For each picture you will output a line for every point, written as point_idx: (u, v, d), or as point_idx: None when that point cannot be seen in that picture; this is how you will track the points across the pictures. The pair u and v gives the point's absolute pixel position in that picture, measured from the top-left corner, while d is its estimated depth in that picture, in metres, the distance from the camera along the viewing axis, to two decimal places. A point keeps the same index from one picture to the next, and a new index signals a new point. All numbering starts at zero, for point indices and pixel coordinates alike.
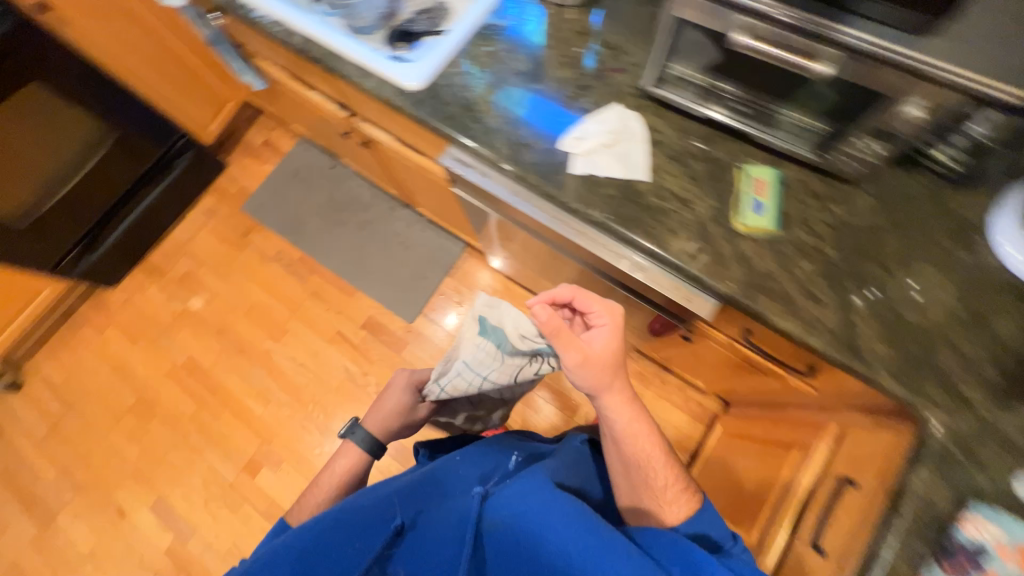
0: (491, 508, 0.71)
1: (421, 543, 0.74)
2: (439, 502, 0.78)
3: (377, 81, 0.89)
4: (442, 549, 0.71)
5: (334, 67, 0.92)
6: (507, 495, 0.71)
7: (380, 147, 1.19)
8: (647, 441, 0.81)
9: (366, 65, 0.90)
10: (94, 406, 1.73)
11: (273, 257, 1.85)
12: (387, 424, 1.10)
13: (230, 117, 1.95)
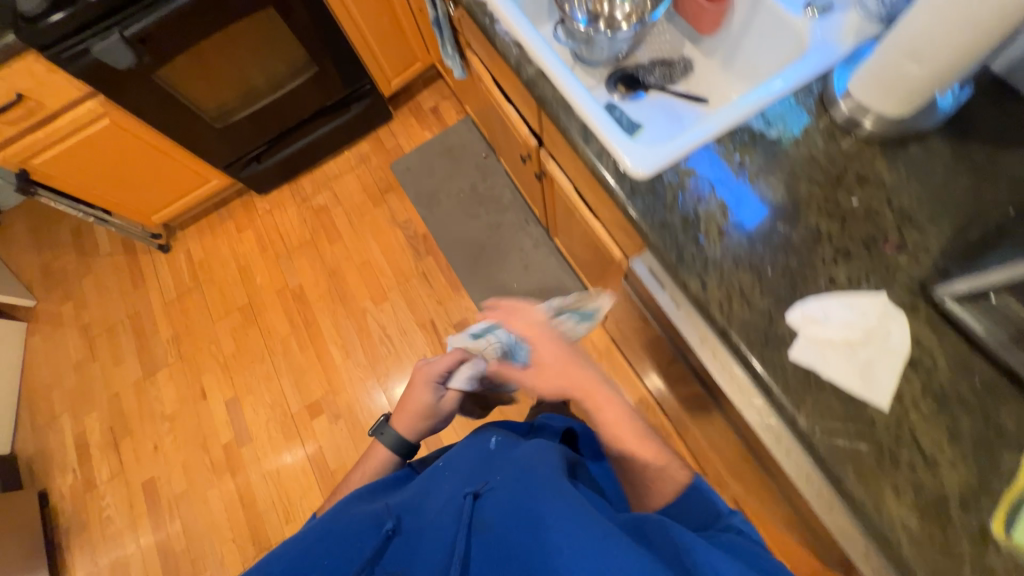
0: (480, 507, 0.65)
1: (410, 548, 0.66)
2: (427, 507, 0.72)
3: (598, 151, 0.77)
4: (429, 553, 0.62)
5: (555, 113, 0.82)
6: (498, 494, 0.66)
7: (556, 185, 1.10)
8: (627, 426, 0.80)
9: (592, 125, 0.78)
10: (214, 293, 1.92)
11: (400, 223, 1.88)
12: (411, 418, 0.97)
13: (414, 75, 1.96)
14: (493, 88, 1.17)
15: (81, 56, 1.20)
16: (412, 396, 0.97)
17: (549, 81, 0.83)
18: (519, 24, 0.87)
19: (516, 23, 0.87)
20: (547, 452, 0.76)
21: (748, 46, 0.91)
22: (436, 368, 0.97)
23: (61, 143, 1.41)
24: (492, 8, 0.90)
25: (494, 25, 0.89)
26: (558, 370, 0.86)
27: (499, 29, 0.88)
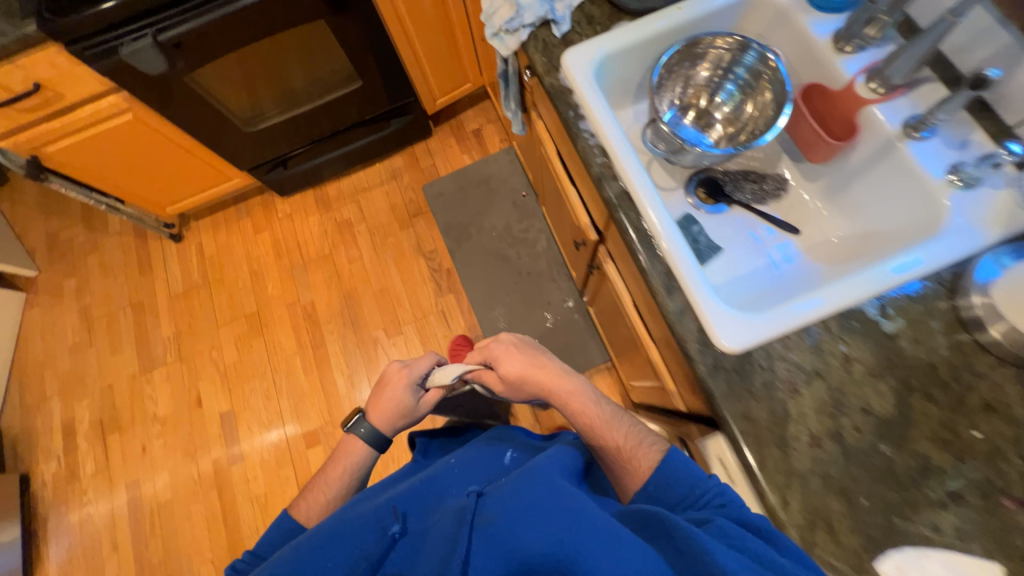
0: (484, 504, 0.57)
1: (415, 551, 0.59)
2: (434, 505, 0.66)
3: (681, 306, 0.68)
4: (431, 555, 0.55)
5: (636, 245, 0.72)
6: (500, 488, 0.58)
7: (613, 286, 1.00)
8: (595, 413, 0.77)
9: (679, 273, 0.68)
10: (222, 294, 1.83)
11: (426, 252, 1.78)
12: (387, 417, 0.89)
13: (460, 95, 1.83)
14: (557, 162, 1.06)
15: (108, 54, 1.08)
16: (388, 398, 0.90)
17: (635, 206, 0.72)
18: (610, 129, 0.76)
19: (605, 125, 0.76)
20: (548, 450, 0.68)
21: (858, 189, 0.79)
22: (419, 370, 0.92)
23: (77, 132, 1.31)
24: (579, 101, 0.78)
25: (578, 122, 0.78)
26: (525, 378, 0.85)
27: (584, 129, 0.77)
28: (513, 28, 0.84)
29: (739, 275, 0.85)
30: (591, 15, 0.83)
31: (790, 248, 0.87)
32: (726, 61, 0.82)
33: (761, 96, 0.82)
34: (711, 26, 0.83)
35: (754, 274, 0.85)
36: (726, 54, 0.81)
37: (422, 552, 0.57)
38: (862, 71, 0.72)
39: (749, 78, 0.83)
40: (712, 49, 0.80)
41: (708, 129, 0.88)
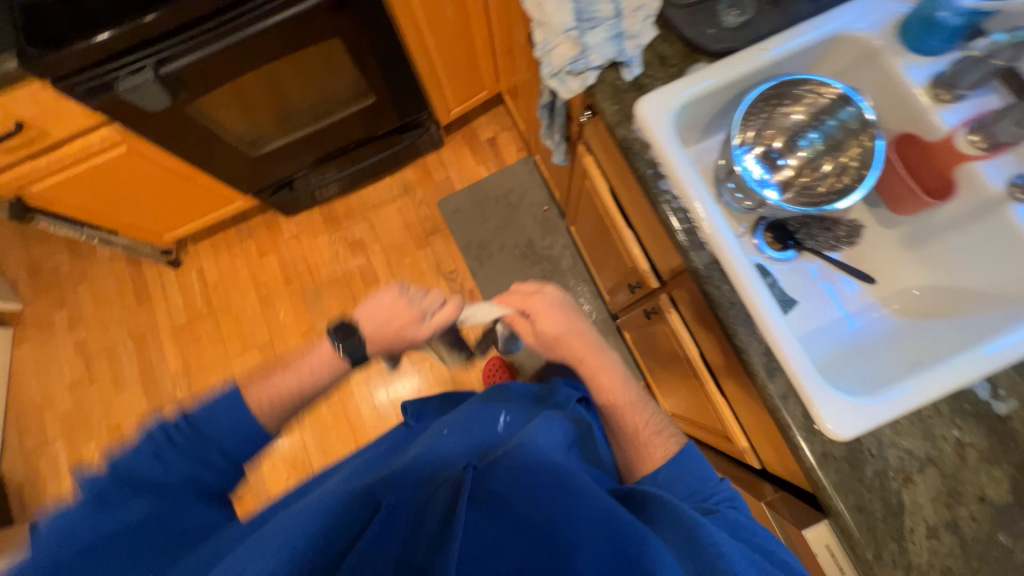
0: (485, 477, 0.54)
1: (397, 532, 0.51)
2: (423, 471, 0.61)
3: (784, 389, 0.64)
4: (420, 531, 0.50)
5: (727, 318, 0.67)
6: (499, 466, 0.55)
7: (676, 337, 0.96)
8: (618, 387, 0.84)
9: (779, 349, 0.63)
10: (230, 323, 1.74)
11: (446, 273, 1.71)
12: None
13: (474, 103, 1.72)
14: (609, 203, 1.00)
15: (100, 91, 0.96)
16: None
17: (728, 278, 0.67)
18: (694, 186, 0.69)
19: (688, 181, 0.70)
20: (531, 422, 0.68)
21: (951, 244, 0.76)
22: None
23: (65, 169, 1.18)
24: (656, 155, 0.72)
25: (658, 181, 0.72)
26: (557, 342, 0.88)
27: (664, 189, 0.72)
28: (578, 69, 0.76)
29: (816, 330, 0.81)
30: (664, 54, 0.76)
31: (866, 300, 0.83)
32: (820, 109, 0.77)
33: (844, 154, 0.77)
34: (795, 67, 0.77)
35: (831, 329, 0.81)
36: (824, 101, 0.75)
37: (417, 528, 0.50)
38: (964, 123, 0.68)
39: (834, 134, 0.78)
40: (815, 92, 0.75)
41: (776, 169, 0.81)
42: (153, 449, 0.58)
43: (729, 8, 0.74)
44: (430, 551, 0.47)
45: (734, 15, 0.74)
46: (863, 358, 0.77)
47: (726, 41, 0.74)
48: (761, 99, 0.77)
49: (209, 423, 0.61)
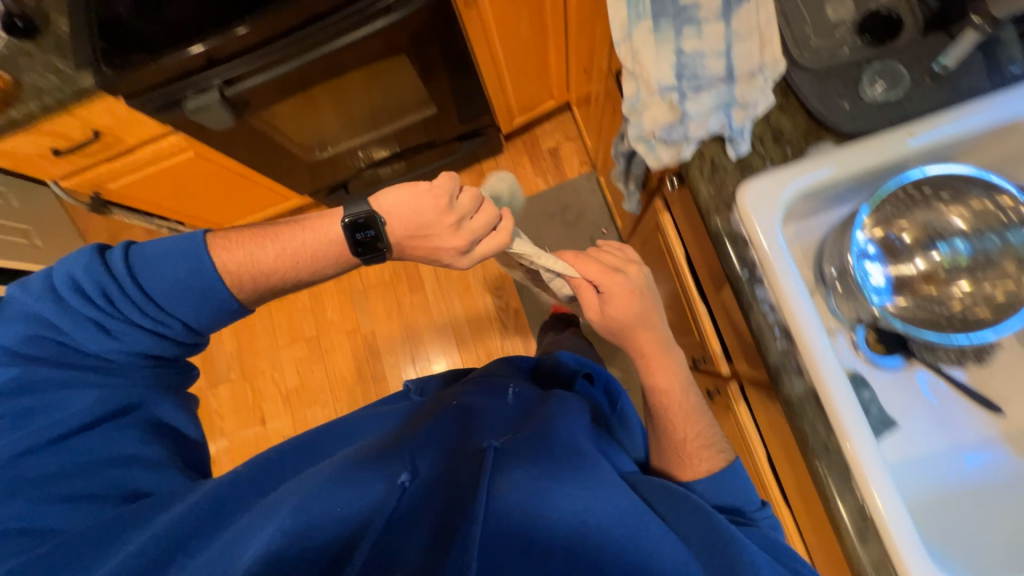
0: (514, 462, 0.58)
1: (414, 496, 0.55)
2: (434, 443, 0.65)
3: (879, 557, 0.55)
4: (436, 503, 0.54)
5: (819, 464, 0.58)
6: (527, 451, 0.60)
7: (742, 431, 0.88)
8: (678, 391, 0.77)
9: (882, 522, 0.54)
10: (281, 313, 1.79)
11: (493, 288, 1.67)
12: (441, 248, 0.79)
13: (539, 110, 1.60)
14: (684, 271, 0.90)
15: (170, 110, 0.97)
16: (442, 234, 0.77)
17: (827, 419, 0.57)
18: (802, 306, 0.58)
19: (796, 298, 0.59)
20: (553, 405, 0.74)
21: None
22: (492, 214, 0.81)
23: (138, 171, 1.20)
24: (757, 258, 0.61)
25: (754, 286, 0.62)
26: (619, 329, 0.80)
27: (761, 298, 0.61)
28: (673, 139, 0.66)
29: (918, 459, 0.69)
30: (781, 129, 0.63)
31: (985, 434, 0.70)
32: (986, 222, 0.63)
33: (986, 285, 0.63)
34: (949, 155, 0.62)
35: (937, 464, 0.69)
36: (995, 215, 0.62)
37: (427, 501, 0.54)
38: None
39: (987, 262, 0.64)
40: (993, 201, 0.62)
41: (898, 262, 0.66)
42: (95, 318, 0.62)
43: (873, 80, 0.60)
44: (456, 514, 0.51)
45: (879, 88, 0.60)
46: (967, 507, 0.67)
47: (863, 120, 0.60)
48: (930, 186, 0.62)
49: (169, 300, 0.65)
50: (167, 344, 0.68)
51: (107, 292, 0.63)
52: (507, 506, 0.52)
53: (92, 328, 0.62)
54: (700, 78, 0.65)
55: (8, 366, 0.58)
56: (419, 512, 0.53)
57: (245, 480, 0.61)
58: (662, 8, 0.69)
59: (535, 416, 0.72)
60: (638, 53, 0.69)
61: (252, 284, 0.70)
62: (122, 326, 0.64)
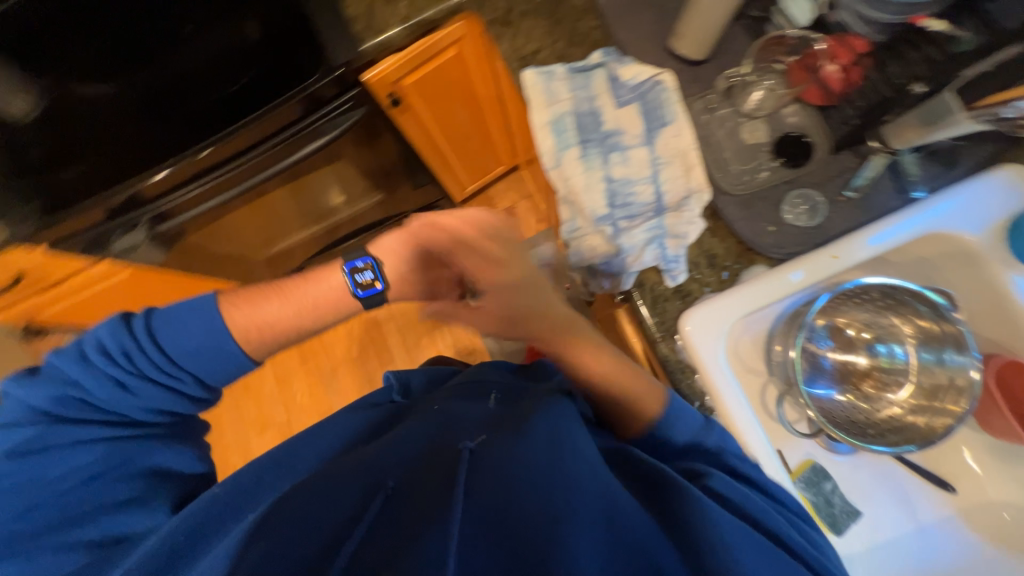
0: (481, 464, 0.47)
1: (415, 501, 0.46)
2: (441, 436, 0.56)
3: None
4: (434, 502, 0.44)
5: None
6: (509, 454, 0.48)
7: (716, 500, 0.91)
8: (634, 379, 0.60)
9: None
10: (248, 403, 1.72)
11: (464, 354, 1.65)
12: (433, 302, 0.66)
13: (490, 174, 1.60)
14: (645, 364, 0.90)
15: (95, 248, 0.94)
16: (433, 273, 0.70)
17: None
18: (757, 441, 0.61)
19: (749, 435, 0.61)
20: (534, 405, 0.57)
21: None
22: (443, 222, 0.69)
23: (72, 298, 1.14)
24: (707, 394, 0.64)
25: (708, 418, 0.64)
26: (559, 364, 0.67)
27: None
28: (613, 268, 0.66)
29: (884, 545, 0.71)
30: (713, 253, 0.65)
31: (943, 514, 0.72)
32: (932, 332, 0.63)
33: (912, 396, 0.65)
34: (872, 264, 0.65)
35: (901, 550, 0.71)
36: (937, 329, 0.62)
37: (429, 495, 0.45)
38: None
39: (920, 377, 0.65)
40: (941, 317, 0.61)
41: (841, 342, 0.69)
42: (116, 377, 0.59)
43: (793, 205, 0.63)
44: (435, 530, 0.41)
45: (801, 212, 0.62)
46: None
47: (789, 245, 0.62)
48: (883, 293, 0.64)
49: (182, 357, 0.61)
50: (177, 399, 0.62)
51: (117, 350, 0.59)
52: (472, 530, 0.41)
53: (116, 386, 0.59)
54: (631, 206, 0.68)
55: (28, 426, 0.55)
56: (391, 527, 0.44)
57: (226, 491, 0.57)
58: (588, 136, 0.70)
59: (516, 410, 0.59)
60: (569, 182, 0.70)
61: (266, 340, 0.65)
62: (139, 379, 0.60)
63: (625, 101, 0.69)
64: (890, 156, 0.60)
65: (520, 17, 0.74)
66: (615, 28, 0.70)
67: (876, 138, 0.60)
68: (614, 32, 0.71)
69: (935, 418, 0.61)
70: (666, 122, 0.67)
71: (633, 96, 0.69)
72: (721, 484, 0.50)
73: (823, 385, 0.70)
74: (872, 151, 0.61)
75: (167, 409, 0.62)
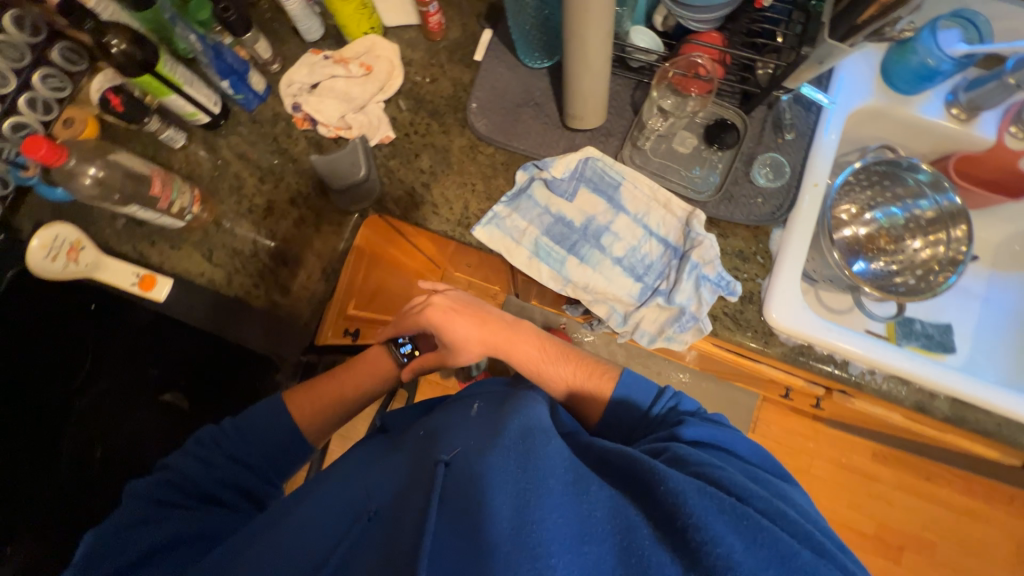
0: (459, 475, 0.44)
1: (397, 527, 0.43)
2: (425, 452, 0.51)
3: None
4: (411, 524, 0.41)
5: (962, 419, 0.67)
6: (483, 467, 0.43)
7: (850, 423, 1.01)
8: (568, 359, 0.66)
9: None
10: None
11: None
12: (478, 337, 0.69)
13: None
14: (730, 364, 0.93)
15: None
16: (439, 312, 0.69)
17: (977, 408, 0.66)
18: (897, 358, 0.65)
19: (890, 357, 0.65)
20: (507, 414, 0.52)
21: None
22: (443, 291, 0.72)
23: None
24: (836, 354, 0.67)
25: (848, 369, 0.68)
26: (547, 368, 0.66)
27: (861, 374, 0.67)
28: (686, 324, 0.67)
29: (977, 332, 0.83)
30: (739, 248, 0.69)
31: (989, 277, 0.86)
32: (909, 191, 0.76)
33: (926, 237, 0.75)
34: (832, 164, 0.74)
35: (987, 325, 0.83)
36: (911, 181, 0.75)
37: (398, 535, 0.41)
38: (1007, 126, 0.68)
39: (920, 218, 0.76)
40: (907, 172, 0.74)
41: (844, 224, 0.80)
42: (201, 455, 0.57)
43: (761, 171, 0.69)
44: (405, 552, 0.39)
45: (767, 174, 0.69)
46: None
47: (782, 201, 0.69)
48: (867, 170, 0.76)
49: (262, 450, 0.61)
50: (261, 485, 0.59)
51: (209, 438, 0.59)
52: (451, 543, 0.39)
53: (198, 462, 0.56)
54: (653, 265, 0.69)
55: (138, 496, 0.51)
56: (370, 544, 0.43)
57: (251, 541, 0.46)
58: (571, 239, 0.70)
59: (503, 411, 0.54)
60: (591, 286, 0.69)
61: (320, 421, 0.66)
62: (225, 458, 0.58)
63: (574, 191, 0.70)
64: (789, 94, 0.69)
65: (427, 189, 0.72)
66: (512, 144, 0.72)
67: (781, 88, 0.65)
68: (516, 148, 0.72)
69: (952, 247, 0.72)
70: (619, 183, 0.70)
71: (576, 184, 0.70)
72: (683, 454, 0.47)
73: (858, 262, 0.79)
74: (779, 100, 0.69)
75: (244, 490, 0.58)
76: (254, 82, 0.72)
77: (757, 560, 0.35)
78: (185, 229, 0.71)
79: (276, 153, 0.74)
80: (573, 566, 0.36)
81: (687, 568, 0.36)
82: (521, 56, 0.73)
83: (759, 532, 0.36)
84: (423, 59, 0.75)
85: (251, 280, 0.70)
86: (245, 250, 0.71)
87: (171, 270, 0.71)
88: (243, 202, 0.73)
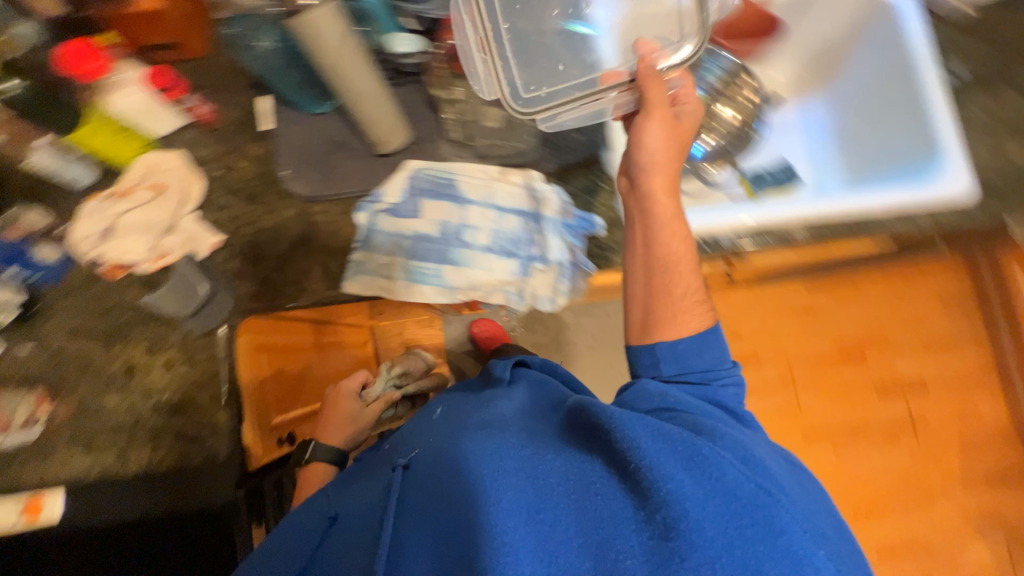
0: (419, 477, 0.45)
1: (357, 525, 0.45)
2: (386, 461, 0.53)
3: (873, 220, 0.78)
4: (368, 527, 0.44)
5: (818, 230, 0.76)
6: (437, 460, 0.45)
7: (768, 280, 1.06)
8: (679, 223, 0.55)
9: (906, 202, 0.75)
10: None
11: None
12: (668, 170, 0.56)
13: None
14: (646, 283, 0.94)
15: None
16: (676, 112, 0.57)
17: (826, 220, 0.76)
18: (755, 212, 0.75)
19: (750, 216, 0.75)
20: (471, 415, 0.52)
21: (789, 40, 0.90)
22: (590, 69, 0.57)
23: None
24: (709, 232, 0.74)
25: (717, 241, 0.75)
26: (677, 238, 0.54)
27: (729, 240, 0.76)
28: (572, 273, 0.72)
29: (810, 156, 0.93)
30: (586, 186, 0.71)
31: (795, 107, 0.96)
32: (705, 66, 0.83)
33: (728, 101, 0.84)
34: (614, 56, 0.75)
35: (812, 147, 0.93)
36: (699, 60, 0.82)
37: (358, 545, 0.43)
38: None
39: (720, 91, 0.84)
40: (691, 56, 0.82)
41: None
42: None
43: None
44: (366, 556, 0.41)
45: None
46: (851, 137, 0.89)
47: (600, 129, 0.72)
48: None
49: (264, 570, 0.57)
50: None
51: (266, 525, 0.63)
52: (415, 533, 0.40)
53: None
54: (519, 238, 0.72)
55: None
56: (335, 555, 0.44)
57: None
58: (436, 250, 0.71)
59: (469, 408, 0.54)
60: (476, 282, 0.71)
61: None
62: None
63: (418, 205, 0.71)
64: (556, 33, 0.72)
65: (282, 271, 0.70)
66: (340, 192, 0.70)
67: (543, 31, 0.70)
68: (344, 193, 0.71)
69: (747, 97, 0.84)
70: (453, 179, 0.71)
71: (416, 198, 0.71)
72: (659, 402, 0.47)
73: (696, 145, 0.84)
74: None
75: None
76: (44, 255, 0.65)
77: (700, 493, 0.34)
78: (49, 434, 0.65)
79: (111, 311, 0.68)
80: (523, 536, 0.34)
81: (638, 507, 0.35)
82: (301, 105, 0.71)
83: (705, 465, 0.36)
84: (215, 151, 0.72)
85: (148, 446, 0.66)
86: (127, 420, 0.66)
87: (56, 480, 0.64)
88: (99, 376, 0.67)
